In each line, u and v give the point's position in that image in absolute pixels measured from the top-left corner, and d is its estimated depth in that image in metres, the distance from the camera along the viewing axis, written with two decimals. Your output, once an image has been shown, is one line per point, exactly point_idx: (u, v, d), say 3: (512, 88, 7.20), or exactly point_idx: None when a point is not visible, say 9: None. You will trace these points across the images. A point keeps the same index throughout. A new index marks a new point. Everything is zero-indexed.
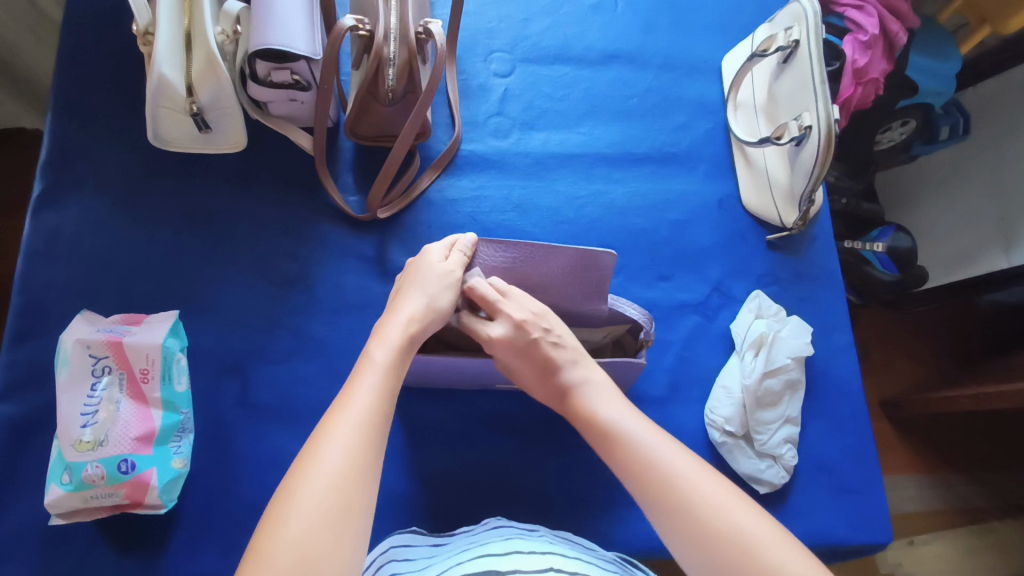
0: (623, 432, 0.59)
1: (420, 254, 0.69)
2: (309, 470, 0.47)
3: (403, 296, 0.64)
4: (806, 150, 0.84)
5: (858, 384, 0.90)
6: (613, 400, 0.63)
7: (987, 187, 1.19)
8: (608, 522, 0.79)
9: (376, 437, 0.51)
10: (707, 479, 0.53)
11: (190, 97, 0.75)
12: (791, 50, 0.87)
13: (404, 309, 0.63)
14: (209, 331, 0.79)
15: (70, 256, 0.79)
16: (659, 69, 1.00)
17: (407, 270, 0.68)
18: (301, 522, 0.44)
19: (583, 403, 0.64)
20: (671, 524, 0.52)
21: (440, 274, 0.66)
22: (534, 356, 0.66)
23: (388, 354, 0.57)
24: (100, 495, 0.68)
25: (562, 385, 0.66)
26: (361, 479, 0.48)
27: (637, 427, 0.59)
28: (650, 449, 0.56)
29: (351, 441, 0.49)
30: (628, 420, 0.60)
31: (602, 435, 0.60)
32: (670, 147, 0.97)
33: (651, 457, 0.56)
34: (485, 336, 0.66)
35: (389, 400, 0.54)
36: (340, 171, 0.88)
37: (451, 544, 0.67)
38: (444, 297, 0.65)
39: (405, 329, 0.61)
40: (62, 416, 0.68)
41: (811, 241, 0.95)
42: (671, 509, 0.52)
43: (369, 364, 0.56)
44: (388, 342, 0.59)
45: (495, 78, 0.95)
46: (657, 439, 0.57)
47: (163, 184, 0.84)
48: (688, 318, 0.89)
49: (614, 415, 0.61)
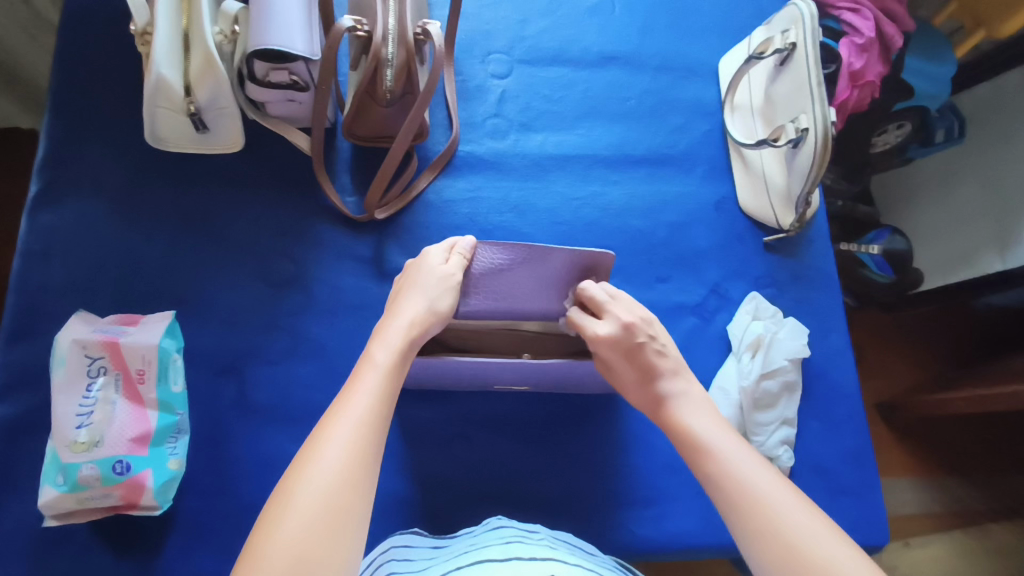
0: (717, 449, 0.56)
1: (419, 256, 0.69)
2: (306, 472, 0.47)
3: (404, 298, 0.64)
4: (803, 152, 0.84)
5: (855, 387, 0.90)
6: (710, 418, 0.61)
7: (983, 190, 1.19)
8: (605, 524, 0.79)
9: (375, 438, 0.51)
10: (798, 506, 0.50)
11: (188, 97, 0.75)
12: (787, 52, 0.87)
13: (405, 311, 0.62)
14: (206, 331, 0.79)
15: (66, 256, 0.79)
16: (656, 71, 1.00)
17: (407, 272, 0.68)
18: (298, 520, 0.44)
19: (676, 414, 0.62)
20: (753, 542, 0.49)
21: (441, 276, 0.66)
22: (637, 359, 0.65)
23: (390, 356, 0.57)
24: (96, 496, 0.67)
25: (653, 393, 0.64)
26: (359, 482, 0.48)
27: (734, 448, 0.56)
28: (743, 467, 0.54)
29: (348, 444, 0.49)
30: (721, 437, 0.58)
31: (693, 447, 0.58)
32: (668, 149, 0.97)
33: (738, 475, 0.53)
34: (590, 335, 0.67)
35: (388, 402, 0.54)
36: (338, 171, 0.88)
37: (450, 546, 0.67)
38: (444, 301, 0.65)
39: (405, 332, 0.60)
40: (58, 417, 0.68)
41: (807, 243, 0.95)
42: (757, 534, 0.49)
43: (369, 365, 0.56)
44: (389, 344, 0.59)
45: (492, 79, 0.95)
46: (750, 460, 0.55)
47: (160, 185, 0.83)
48: (686, 320, 0.89)
49: (710, 431, 0.59)
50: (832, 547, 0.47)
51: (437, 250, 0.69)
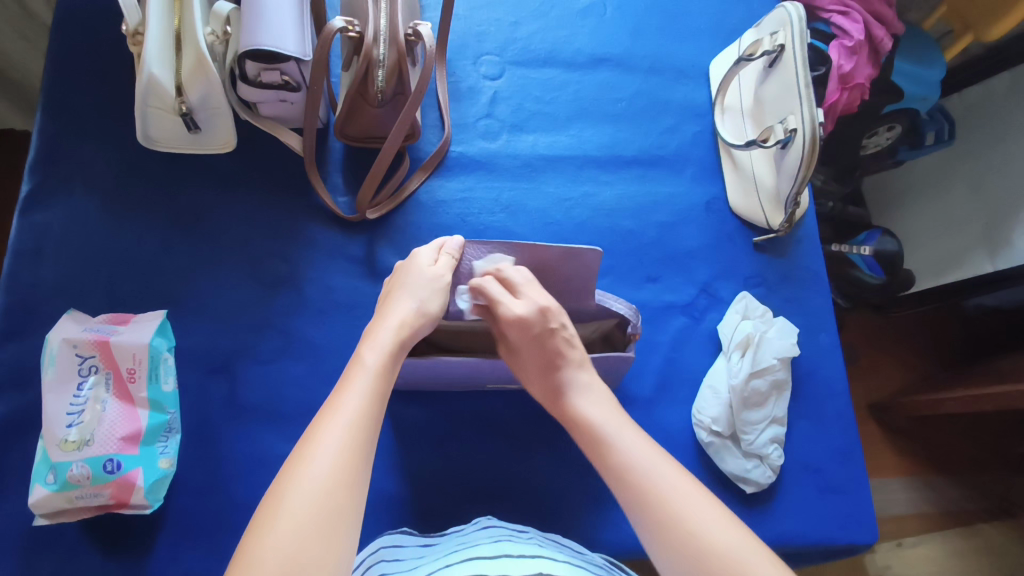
0: (614, 442, 0.58)
1: (409, 257, 0.69)
2: (297, 473, 0.47)
3: (394, 298, 0.65)
4: (791, 153, 0.85)
5: (844, 386, 0.91)
6: (605, 408, 0.62)
7: (972, 192, 1.20)
8: (596, 522, 0.79)
9: (367, 440, 0.51)
10: (695, 498, 0.52)
11: (180, 97, 0.76)
12: (776, 54, 0.88)
13: (395, 312, 0.63)
14: (197, 331, 0.79)
15: (57, 256, 0.79)
16: (647, 73, 1.01)
17: (396, 274, 0.68)
18: (290, 524, 0.44)
19: (575, 405, 0.63)
20: (652, 531, 0.52)
21: (431, 276, 0.67)
22: (547, 345, 0.66)
23: (380, 357, 0.58)
24: (85, 495, 0.67)
25: (551, 384, 0.65)
26: (351, 482, 0.48)
27: (628, 438, 0.58)
28: (635, 458, 0.56)
29: (340, 444, 0.49)
30: (619, 427, 0.60)
31: (592, 441, 0.60)
32: (659, 150, 0.98)
33: (635, 469, 0.55)
34: (506, 313, 0.67)
35: (379, 404, 0.54)
36: (330, 171, 0.88)
37: (440, 546, 0.67)
38: (433, 302, 0.65)
39: (396, 334, 0.61)
40: (47, 416, 0.68)
41: (797, 243, 0.96)
42: (656, 524, 0.52)
43: (359, 367, 0.56)
44: (378, 345, 0.59)
45: (484, 81, 0.96)
46: (648, 453, 0.56)
47: (151, 184, 0.83)
48: (676, 319, 0.90)
49: (607, 421, 0.61)
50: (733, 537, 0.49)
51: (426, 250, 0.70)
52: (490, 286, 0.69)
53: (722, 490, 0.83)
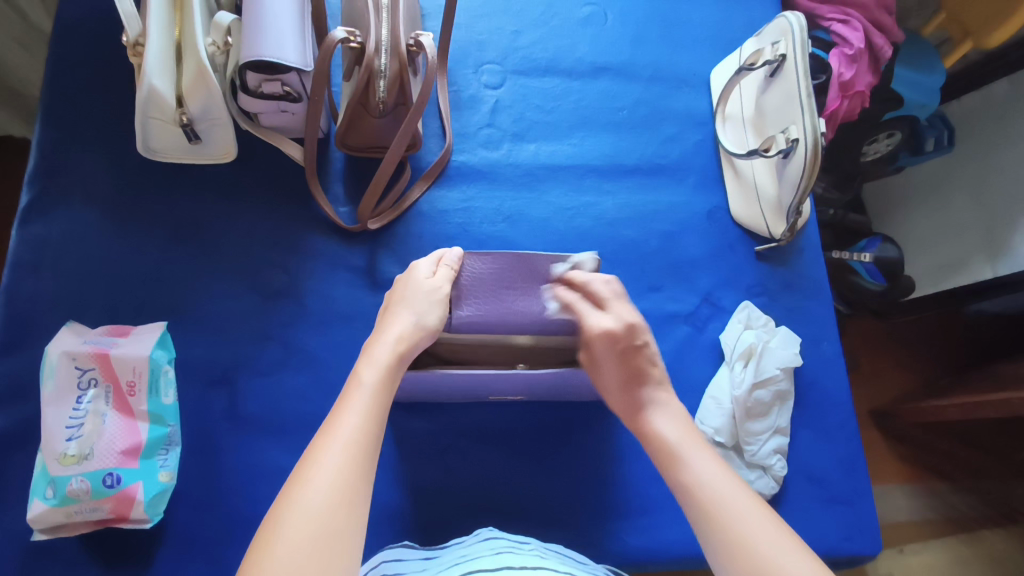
0: (688, 462, 0.57)
1: (408, 270, 0.69)
2: (296, 495, 0.47)
3: (393, 313, 0.64)
4: (793, 163, 0.85)
5: (847, 395, 0.90)
6: (683, 428, 0.61)
7: (973, 199, 1.20)
8: (599, 534, 0.79)
9: (366, 459, 0.50)
10: (768, 525, 0.51)
11: (181, 108, 0.76)
12: (777, 63, 0.88)
13: (392, 328, 0.62)
14: (197, 343, 0.79)
15: (57, 267, 0.79)
16: (648, 81, 1.01)
17: (394, 287, 0.68)
18: (290, 548, 0.44)
19: (651, 421, 0.63)
20: (722, 559, 0.50)
21: (429, 289, 0.66)
22: (633, 362, 0.65)
23: (377, 373, 0.57)
24: (84, 510, 0.67)
25: (636, 398, 0.65)
26: (350, 502, 0.47)
27: (707, 460, 0.57)
28: (716, 479, 0.55)
29: (338, 464, 0.49)
30: (692, 447, 0.58)
31: (668, 457, 0.58)
32: (660, 159, 0.98)
33: (712, 491, 0.54)
34: (594, 325, 0.66)
35: (378, 420, 0.54)
36: (331, 181, 0.88)
37: (442, 559, 0.66)
38: (432, 314, 0.65)
39: (393, 348, 0.60)
40: (46, 430, 0.68)
41: (799, 252, 0.96)
42: (727, 552, 0.50)
43: (357, 385, 0.56)
44: (376, 361, 0.58)
45: (485, 90, 0.96)
46: (723, 477, 0.55)
47: (151, 195, 0.83)
48: (679, 329, 0.89)
49: (683, 442, 0.59)
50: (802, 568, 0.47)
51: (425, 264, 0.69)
52: (571, 297, 0.70)
53: None
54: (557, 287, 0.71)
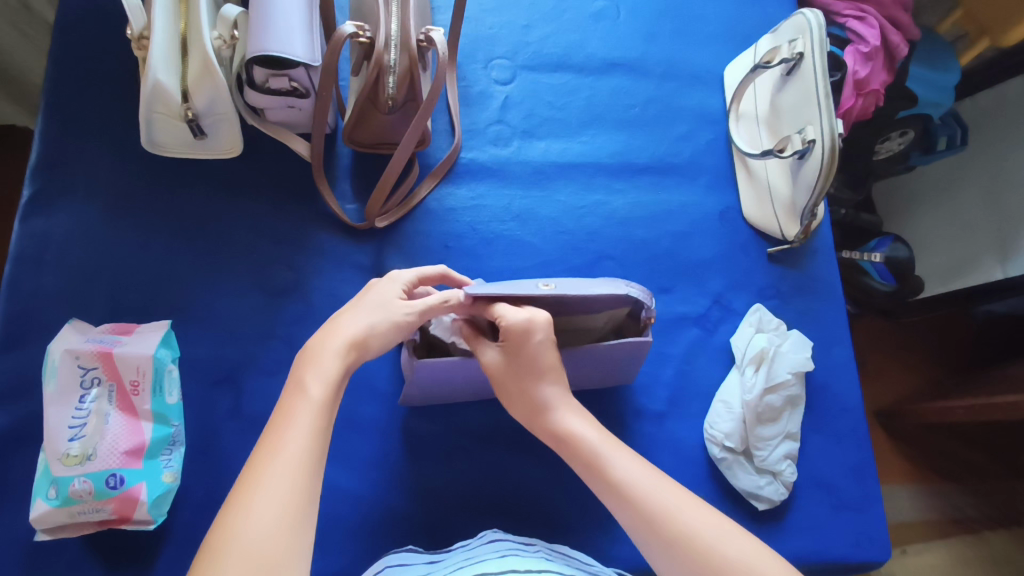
0: (612, 464, 0.60)
1: (375, 281, 0.66)
2: (236, 525, 0.45)
3: (347, 317, 0.61)
4: (809, 163, 0.83)
5: (858, 400, 0.89)
6: (594, 429, 0.64)
7: (984, 198, 1.19)
8: (606, 539, 0.78)
9: (307, 481, 0.49)
10: (697, 510, 0.56)
11: (185, 104, 0.74)
12: (794, 62, 0.86)
13: (338, 338, 0.59)
14: (202, 341, 0.78)
15: (60, 263, 0.77)
16: (661, 79, 0.99)
17: (366, 292, 0.65)
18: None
19: (560, 420, 0.64)
20: (664, 554, 0.55)
21: (388, 313, 0.62)
22: (541, 357, 0.64)
23: (324, 388, 0.55)
24: (87, 510, 0.66)
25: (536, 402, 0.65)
26: (295, 527, 0.47)
27: (628, 462, 0.61)
28: (638, 478, 0.59)
29: (281, 489, 0.47)
30: (611, 449, 0.62)
31: (590, 462, 0.61)
32: (672, 158, 0.96)
33: (638, 488, 0.58)
34: (513, 321, 0.63)
35: (322, 440, 0.53)
36: (338, 178, 0.86)
37: (446, 561, 0.66)
38: (386, 325, 0.61)
39: (342, 360, 0.58)
40: (49, 430, 0.67)
41: (811, 254, 0.94)
42: (668, 547, 0.55)
43: (303, 401, 0.54)
44: (324, 372, 0.56)
45: (495, 85, 0.94)
46: (648, 476, 0.59)
47: (156, 190, 0.82)
48: (688, 331, 0.88)
49: (604, 443, 0.62)
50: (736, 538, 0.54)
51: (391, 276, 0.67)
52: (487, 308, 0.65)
53: (734, 507, 0.81)
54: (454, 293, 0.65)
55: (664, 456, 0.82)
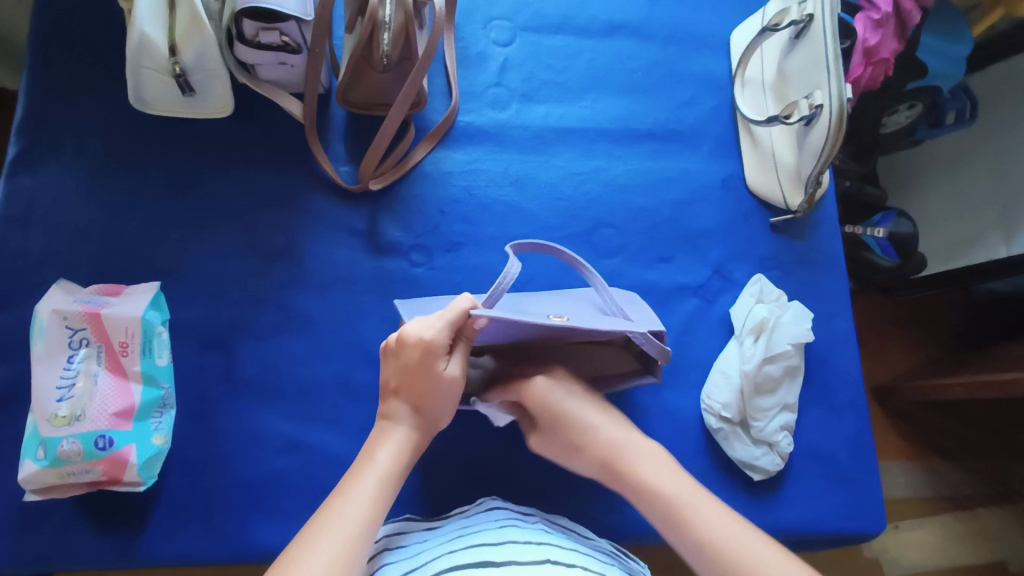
0: (633, 461, 0.63)
1: (406, 343, 0.59)
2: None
3: (402, 398, 0.60)
4: (816, 130, 0.81)
5: (857, 372, 0.88)
6: (620, 430, 0.66)
7: (988, 173, 1.17)
8: (600, 507, 0.77)
9: (363, 544, 0.50)
10: (713, 507, 0.59)
11: (173, 57, 0.71)
12: (803, 24, 0.83)
13: (403, 415, 0.60)
14: (192, 304, 0.76)
15: (46, 223, 0.76)
16: (665, 43, 0.96)
17: (399, 362, 0.60)
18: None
19: (588, 434, 0.66)
20: (700, 556, 0.57)
21: (443, 389, 0.59)
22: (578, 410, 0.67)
23: (392, 462, 0.57)
24: (76, 471, 0.66)
25: (601, 443, 0.65)
26: None
27: (648, 460, 0.63)
28: (656, 476, 0.62)
29: (336, 549, 0.48)
30: (629, 445, 0.65)
31: (611, 462, 0.64)
32: (675, 125, 0.94)
33: (652, 481, 0.61)
34: (539, 392, 0.66)
35: (380, 508, 0.53)
36: (332, 140, 0.84)
37: (444, 529, 0.65)
38: (444, 404, 0.60)
39: (404, 442, 0.59)
40: (37, 390, 0.66)
41: (815, 225, 0.92)
42: (699, 546, 0.57)
43: (369, 466, 0.56)
44: (393, 445, 0.58)
45: (494, 47, 0.91)
46: (726, 522, 0.57)
47: (145, 149, 0.80)
48: (688, 301, 0.87)
49: (623, 440, 0.65)
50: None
51: (420, 337, 0.58)
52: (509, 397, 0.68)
53: (728, 477, 0.81)
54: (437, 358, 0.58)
55: (660, 426, 0.81)
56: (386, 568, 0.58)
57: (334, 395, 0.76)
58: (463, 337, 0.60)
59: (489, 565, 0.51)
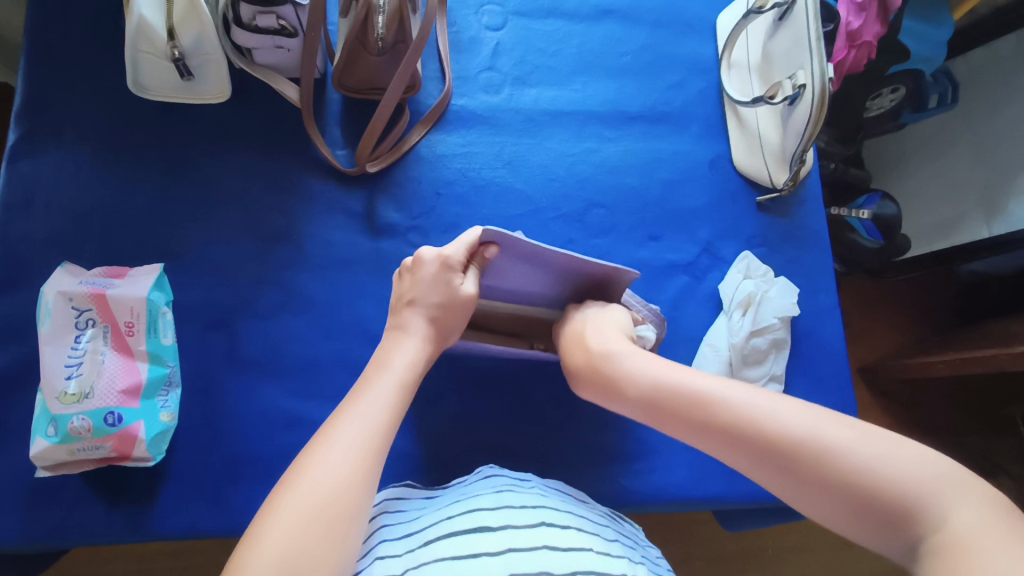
0: (673, 385, 0.58)
1: (425, 259, 0.65)
2: (313, 468, 0.47)
3: (416, 312, 0.63)
4: (800, 108, 0.84)
5: (841, 345, 0.91)
6: (644, 356, 0.63)
7: (972, 155, 1.19)
8: (596, 478, 0.80)
9: (384, 436, 0.51)
10: (789, 410, 0.52)
11: (172, 41, 0.72)
12: (786, 6, 0.86)
13: (416, 328, 0.62)
14: (194, 285, 0.78)
15: (50, 207, 0.77)
16: (653, 27, 0.98)
17: (415, 277, 0.65)
18: (318, 484, 0.46)
19: (621, 363, 0.63)
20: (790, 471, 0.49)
21: (459, 302, 0.64)
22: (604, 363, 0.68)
23: (408, 370, 0.58)
24: (86, 448, 0.68)
25: (677, 405, 0.57)
26: (365, 481, 0.48)
27: (689, 379, 0.58)
28: (710, 393, 0.55)
29: (357, 443, 0.49)
30: (667, 370, 0.60)
31: (650, 399, 0.59)
32: (664, 107, 0.96)
33: (701, 406, 0.55)
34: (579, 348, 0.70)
35: (399, 411, 0.54)
36: (328, 124, 0.86)
37: (444, 496, 0.67)
38: (456, 319, 0.65)
39: (417, 350, 0.60)
40: (46, 368, 0.68)
41: (800, 203, 0.95)
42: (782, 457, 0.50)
43: (385, 369, 0.57)
44: (408, 356, 0.59)
45: (486, 32, 0.93)
46: (798, 414, 0.51)
47: (144, 135, 0.81)
48: (678, 278, 0.89)
49: (662, 369, 0.60)
50: (912, 463, 0.46)
51: (439, 254, 0.65)
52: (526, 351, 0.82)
53: None
54: (458, 277, 0.64)
55: None
56: (383, 529, 0.59)
57: (335, 371, 0.78)
58: (474, 261, 0.67)
59: (485, 529, 0.52)
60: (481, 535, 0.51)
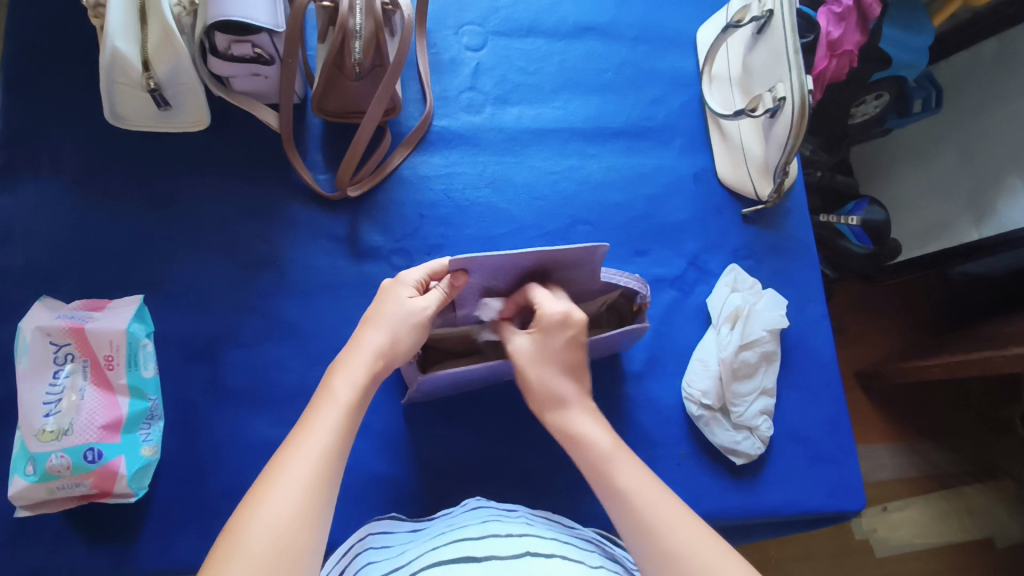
0: (620, 471, 0.57)
1: (385, 288, 0.64)
2: (257, 513, 0.45)
3: (367, 327, 0.61)
4: (780, 122, 0.83)
5: (833, 355, 0.90)
6: (593, 419, 0.63)
7: (959, 159, 1.19)
8: (589, 498, 0.79)
9: (330, 475, 0.50)
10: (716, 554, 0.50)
11: (147, 72, 0.72)
12: (764, 20, 0.85)
13: (367, 343, 0.59)
14: (176, 316, 0.77)
15: (29, 240, 0.77)
16: (633, 42, 0.99)
17: (376, 300, 0.63)
18: (261, 537, 0.44)
19: (573, 419, 0.62)
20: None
21: (409, 313, 0.61)
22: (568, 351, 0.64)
23: (351, 391, 0.55)
24: (66, 485, 0.66)
25: (605, 479, 0.57)
26: (311, 527, 0.46)
27: (635, 470, 0.57)
28: (638, 485, 0.56)
29: (303, 484, 0.48)
30: (617, 448, 0.59)
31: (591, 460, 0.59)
32: (646, 122, 0.96)
33: (631, 488, 0.55)
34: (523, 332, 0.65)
35: (346, 441, 0.53)
36: (310, 149, 0.85)
37: (429, 529, 0.65)
38: (406, 338, 0.61)
39: (369, 365, 0.58)
40: (23, 406, 0.67)
41: (785, 214, 0.95)
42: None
43: (330, 400, 0.54)
44: (351, 376, 0.56)
45: (466, 52, 0.93)
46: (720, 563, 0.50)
47: (122, 164, 0.81)
48: (665, 293, 0.89)
49: (614, 448, 0.59)
50: None
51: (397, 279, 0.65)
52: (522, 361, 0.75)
53: (711, 463, 0.83)
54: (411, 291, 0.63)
55: (644, 415, 0.83)
56: (366, 568, 0.57)
57: None
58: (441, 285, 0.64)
59: (469, 561, 0.51)
60: (465, 565, 0.50)
